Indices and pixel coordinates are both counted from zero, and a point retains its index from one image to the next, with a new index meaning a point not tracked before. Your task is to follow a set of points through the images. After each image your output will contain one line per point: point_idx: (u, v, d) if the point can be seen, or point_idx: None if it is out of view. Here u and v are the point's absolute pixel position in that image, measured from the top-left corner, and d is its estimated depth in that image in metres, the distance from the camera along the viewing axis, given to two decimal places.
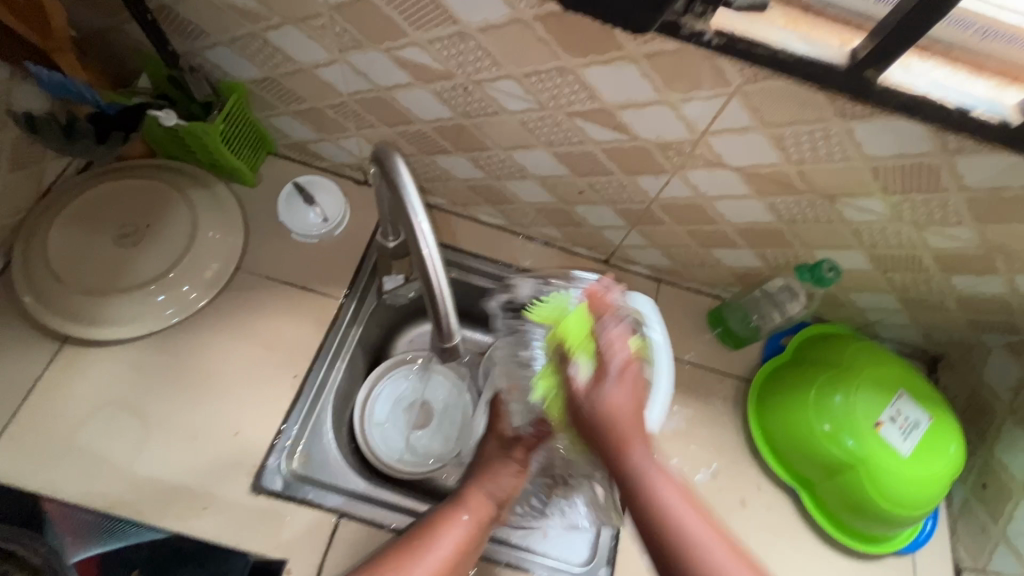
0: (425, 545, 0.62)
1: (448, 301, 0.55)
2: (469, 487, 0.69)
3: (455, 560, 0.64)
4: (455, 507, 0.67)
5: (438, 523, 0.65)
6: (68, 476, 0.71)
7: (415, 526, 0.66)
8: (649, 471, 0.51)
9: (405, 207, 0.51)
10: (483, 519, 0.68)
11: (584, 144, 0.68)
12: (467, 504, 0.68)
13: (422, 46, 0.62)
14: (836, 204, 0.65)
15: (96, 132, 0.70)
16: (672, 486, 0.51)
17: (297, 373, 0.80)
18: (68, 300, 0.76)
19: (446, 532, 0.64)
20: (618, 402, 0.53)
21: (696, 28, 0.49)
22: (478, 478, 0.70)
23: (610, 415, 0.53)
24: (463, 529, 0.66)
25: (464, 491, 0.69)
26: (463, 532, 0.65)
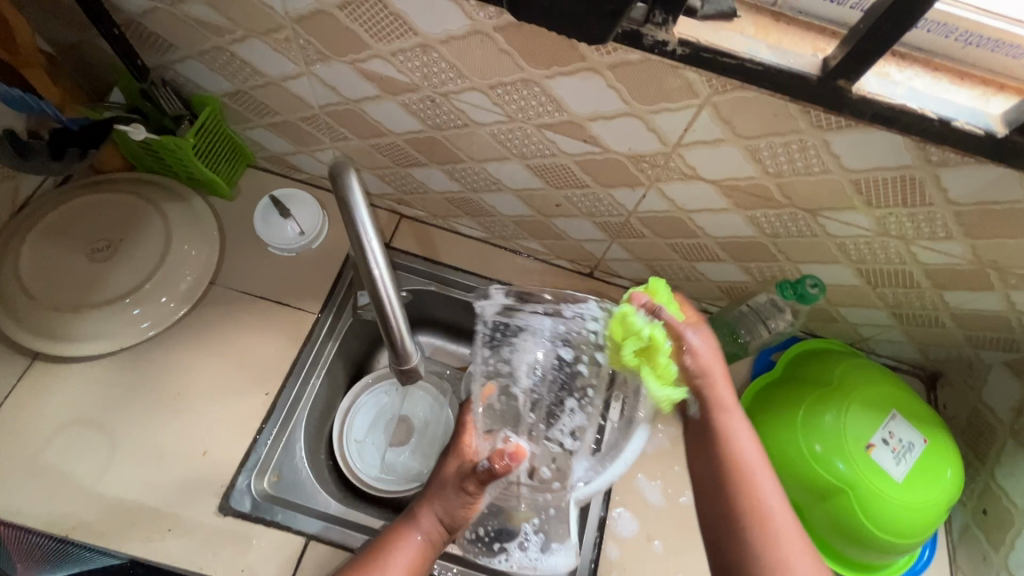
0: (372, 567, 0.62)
1: (401, 318, 0.55)
2: (426, 507, 0.67)
3: None
4: (409, 527, 0.65)
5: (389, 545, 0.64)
6: (33, 496, 0.69)
7: (370, 544, 0.65)
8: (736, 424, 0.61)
9: (357, 228, 0.50)
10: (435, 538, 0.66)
11: (557, 156, 0.66)
12: (421, 522, 0.66)
13: (386, 58, 0.60)
14: (818, 218, 0.63)
15: (50, 149, 0.68)
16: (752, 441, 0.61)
17: (268, 391, 0.79)
18: (38, 315, 0.75)
19: (396, 552, 0.63)
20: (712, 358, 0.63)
21: (658, 38, 0.47)
22: (433, 496, 0.67)
23: (707, 362, 0.63)
24: (414, 549, 0.64)
25: (418, 512, 0.66)
26: (415, 552, 0.64)
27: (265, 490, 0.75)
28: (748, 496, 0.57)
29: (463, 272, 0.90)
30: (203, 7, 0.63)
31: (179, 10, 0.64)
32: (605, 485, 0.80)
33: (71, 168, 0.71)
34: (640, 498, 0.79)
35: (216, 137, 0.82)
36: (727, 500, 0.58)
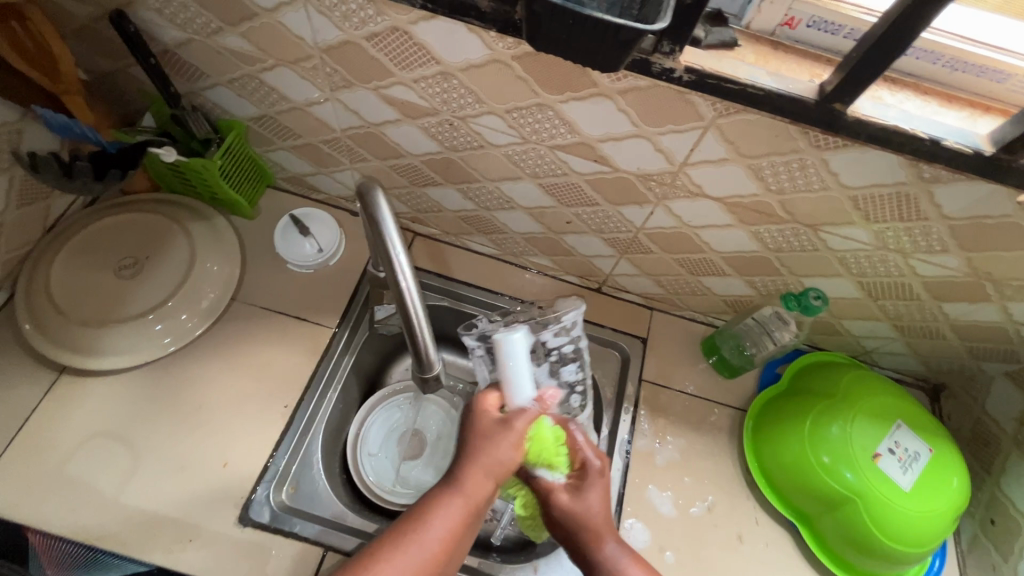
0: (417, 529, 0.56)
1: (424, 328, 0.57)
2: (472, 471, 0.61)
3: (452, 543, 0.57)
4: (455, 488, 0.60)
5: (435, 508, 0.58)
6: (57, 507, 0.71)
7: (411, 509, 0.59)
8: (618, 557, 0.63)
9: (385, 241, 0.53)
10: (485, 496, 0.61)
11: (568, 176, 0.70)
12: (468, 484, 0.60)
13: (408, 85, 0.64)
14: (818, 233, 0.66)
15: (93, 170, 0.73)
16: (638, 569, 0.62)
17: (287, 403, 0.81)
18: (66, 330, 0.78)
19: (442, 513, 0.58)
20: (595, 504, 0.66)
21: (666, 66, 0.50)
22: (478, 457, 0.62)
23: (582, 510, 0.65)
24: (460, 510, 0.59)
25: (463, 474, 0.61)
26: (463, 513, 0.59)
27: (283, 502, 0.76)
28: None
29: (474, 287, 0.93)
30: (236, 38, 0.67)
31: (214, 40, 0.68)
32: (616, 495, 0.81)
33: (111, 187, 0.76)
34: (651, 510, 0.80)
35: (241, 159, 0.86)
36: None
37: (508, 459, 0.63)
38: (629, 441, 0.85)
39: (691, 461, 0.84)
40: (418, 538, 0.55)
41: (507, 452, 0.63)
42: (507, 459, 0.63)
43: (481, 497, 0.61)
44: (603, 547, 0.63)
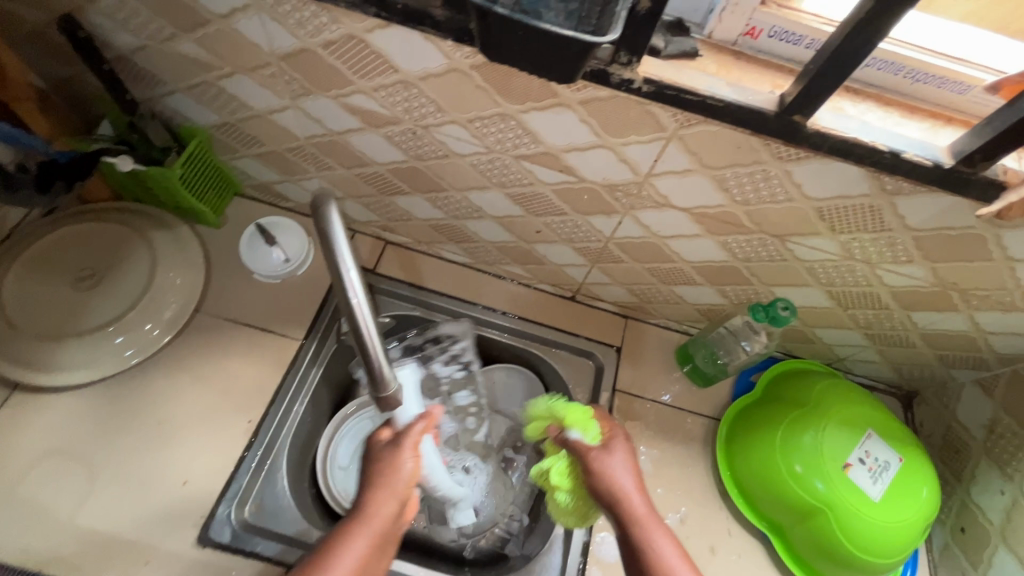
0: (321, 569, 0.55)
1: (378, 347, 0.55)
2: (372, 497, 0.60)
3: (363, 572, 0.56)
4: (358, 518, 0.59)
5: (337, 543, 0.57)
6: (6, 529, 0.68)
7: (319, 546, 0.58)
8: (643, 517, 0.61)
9: (335, 256, 0.51)
10: (393, 515, 0.60)
11: (535, 186, 0.69)
12: (369, 510, 0.59)
13: (368, 93, 0.63)
14: (786, 243, 0.65)
15: (36, 183, 0.74)
16: (665, 535, 0.60)
17: (251, 418, 0.79)
18: (19, 345, 0.75)
19: (347, 549, 0.56)
20: (618, 469, 0.64)
21: (625, 77, 0.49)
22: (377, 482, 0.62)
23: (607, 475, 0.64)
24: (366, 542, 0.57)
25: (365, 502, 0.60)
26: (370, 540, 0.58)
27: (245, 520, 0.74)
28: None
29: (446, 297, 0.92)
30: (192, 45, 0.65)
31: (168, 47, 0.66)
32: None
33: (58, 197, 0.78)
34: None
35: (204, 168, 0.84)
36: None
37: (407, 474, 0.63)
38: None
39: (665, 472, 0.83)
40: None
41: (403, 468, 0.63)
42: (403, 473, 0.62)
43: (390, 518, 0.60)
44: (631, 509, 0.61)
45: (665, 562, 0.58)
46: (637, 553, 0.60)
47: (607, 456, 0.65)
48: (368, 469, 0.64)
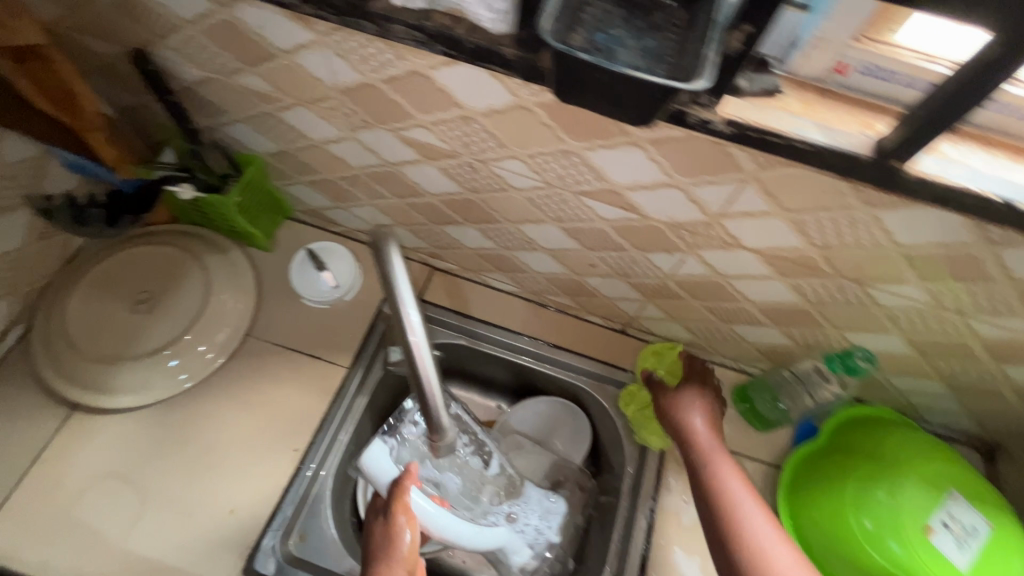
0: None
1: (436, 390, 0.52)
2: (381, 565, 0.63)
3: None
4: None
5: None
6: (62, 551, 0.70)
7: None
8: (706, 446, 0.70)
9: (396, 297, 0.49)
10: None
11: (594, 221, 0.66)
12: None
13: (427, 127, 0.62)
14: (866, 288, 0.60)
15: (107, 216, 0.80)
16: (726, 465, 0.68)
17: (297, 447, 0.78)
18: (80, 367, 0.77)
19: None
20: (683, 407, 0.74)
21: (703, 117, 0.46)
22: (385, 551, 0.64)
23: (674, 410, 0.75)
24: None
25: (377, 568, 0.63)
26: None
27: (289, 551, 0.74)
28: (719, 509, 0.64)
29: (493, 326, 0.90)
30: (255, 78, 0.65)
31: (233, 80, 0.67)
32: (639, 560, 0.77)
33: (124, 228, 0.84)
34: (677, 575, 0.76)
35: (258, 193, 0.84)
36: (710, 515, 0.65)
37: (409, 544, 0.64)
38: (654, 500, 0.80)
39: None
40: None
41: (405, 539, 0.64)
42: (404, 542, 0.63)
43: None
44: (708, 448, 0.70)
45: (731, 492, 0.65)
46: (707, 482, 0.67)
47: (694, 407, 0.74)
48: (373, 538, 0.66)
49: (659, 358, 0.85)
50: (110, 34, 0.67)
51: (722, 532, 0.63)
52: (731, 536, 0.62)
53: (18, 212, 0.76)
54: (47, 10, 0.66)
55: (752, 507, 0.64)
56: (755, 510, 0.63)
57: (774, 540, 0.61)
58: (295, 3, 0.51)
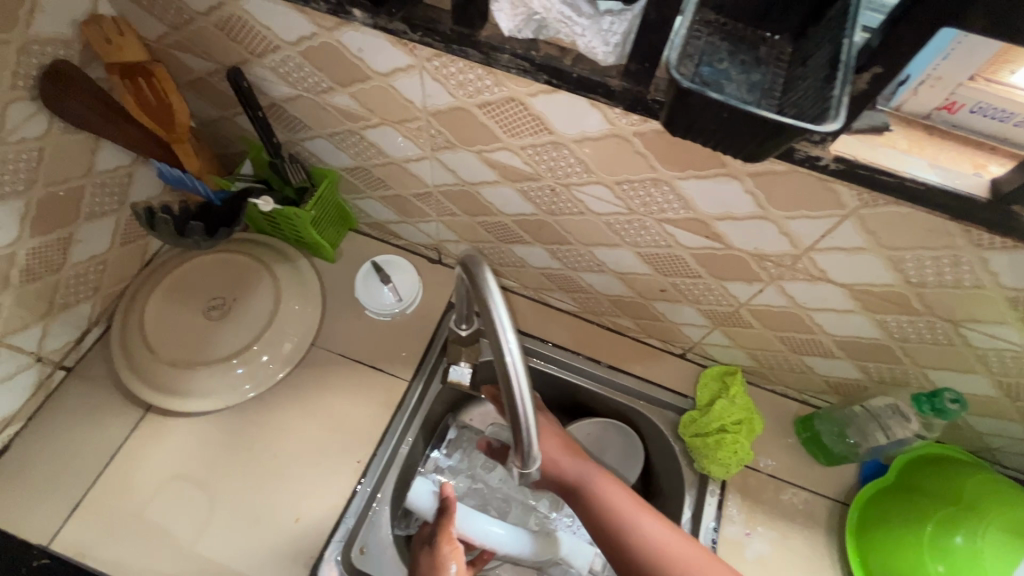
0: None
1: (530, 417, 0.50)
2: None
3: None
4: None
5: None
6: (135, 551, 0.71)
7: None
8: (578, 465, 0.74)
9: (494, 320, 0.49)
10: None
11: (672, 248, 0.66)
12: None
13: (514, 151, 0.63)
14: (958, 328, 0.59)
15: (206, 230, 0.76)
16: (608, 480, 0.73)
17: (360, 459, 0.79)
18: (154, 370, 0.79)
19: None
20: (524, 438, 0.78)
21: (812, 153, 0.46)
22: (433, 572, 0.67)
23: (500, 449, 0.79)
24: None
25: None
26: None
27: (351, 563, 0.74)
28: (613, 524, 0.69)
29: (552, 345, 0.90)
30: (345, 98, 0.67)
31: (323, 98, 0.69)
32: None
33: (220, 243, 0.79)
34: None
35: (330, 207, 0.86)
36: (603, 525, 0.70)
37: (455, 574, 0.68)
38: (716, 529, 0.79)
39: (784, 556, 0.78)
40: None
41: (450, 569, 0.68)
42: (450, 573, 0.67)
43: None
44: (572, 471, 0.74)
45: (617, 508, 0.70)
46: (589, 500, 0.72)
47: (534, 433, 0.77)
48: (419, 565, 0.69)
49: (722, 386, 0.84)
50: (207, 52, 0.70)
51: (619, 542, 0.68)
52: (623, 544, 0.67)
53: (106, 218, 0.79)
54: (151, 27, 0.69)
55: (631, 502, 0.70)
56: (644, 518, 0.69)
57: (658, 530, 0.67)
58: (403, 30, 0.52)
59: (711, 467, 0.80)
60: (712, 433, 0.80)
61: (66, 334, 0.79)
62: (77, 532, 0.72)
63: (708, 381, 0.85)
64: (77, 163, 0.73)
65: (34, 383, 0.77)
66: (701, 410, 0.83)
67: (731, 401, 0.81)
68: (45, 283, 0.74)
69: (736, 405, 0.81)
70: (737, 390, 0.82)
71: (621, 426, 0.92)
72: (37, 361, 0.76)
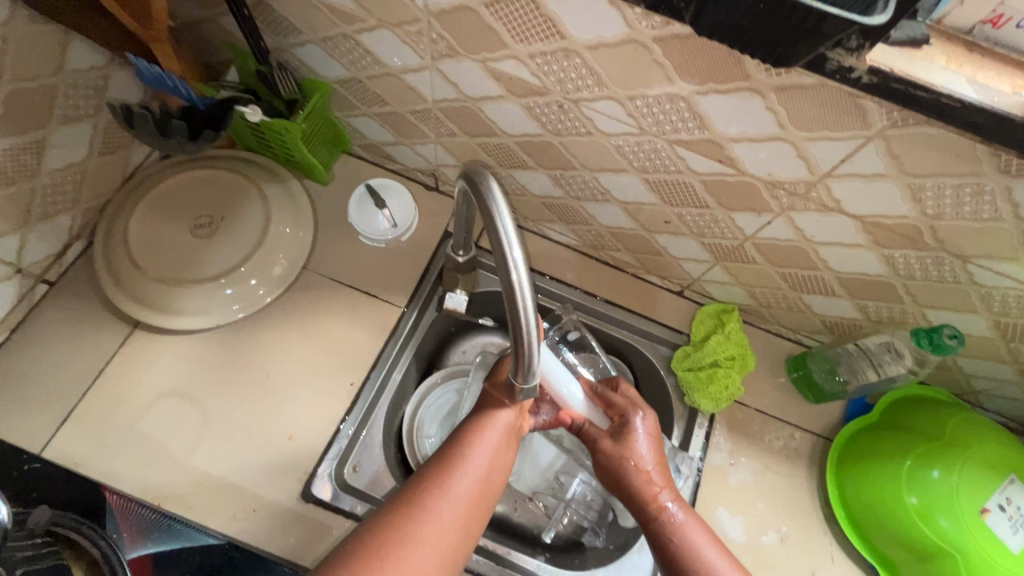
0: (459, 457, 0.56)
1: (533, 331, 0.50)
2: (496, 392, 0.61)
3: (493, 471, 0.57)
4: (483, 423, 0.59)
5: (461, 452, 0.56)
6: (128, 462, 0.71)
7: (451, 439, 0.59)
8: (637, 452, 0.65)
9: (499, 233, 0.47)
10: (505, 436, 0.59)
11: (682, 174, 0.63)
12: (477, 441, 0.57)
13: (521, 60, 0.59)
14: (966, 265, 0.58)
15: (188, 130, 0.70)
16: (661, 476, 0.64)
17: (353, 381, 0.79)
18: (141, 285, 0.76)
19: (481, 440, 0.57)
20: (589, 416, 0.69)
21: (845, 64, 0.43)
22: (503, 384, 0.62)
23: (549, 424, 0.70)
24: (496, 438, 0.58)
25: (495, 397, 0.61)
26: (503, 430, 0.59)
27: (344, 480, 0.75)
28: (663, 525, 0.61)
29: (549, 278, 0.88)
30: None
31: None
32: None
33: (204, 147, 0.73)
34: (719, 533, 0.76)
35: (323, 124, 0.81)
36: (658, 544, 0.61)
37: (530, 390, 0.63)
38: (702, 458, 0.81)
39: (769, 485, 0.80)
40: (462, 469, 0.55)
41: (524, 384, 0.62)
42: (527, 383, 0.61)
43: (509, 426, 0.60)
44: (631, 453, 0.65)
45: (672, 514, 0.61)
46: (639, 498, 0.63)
47: (602, 431, 0.67)
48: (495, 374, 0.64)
49: (718, 323, 0.83)
50: None
51: (664, 543, 0.60)
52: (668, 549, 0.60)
53: (83, 123, 0.74)
54: None
55: (699, 534, 0.60)
56: (696, 529, 0.60)
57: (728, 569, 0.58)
58: None
59: (699, 402, 0.81)
60: (704, 368, 0.81)
61: (47, 245, 0.76)
62: (67, 441, 0.71)
63: (707, 316, 0.85)
64: (47, 57, 0.67)
65: (15, 295, 0.74)
66: (695, 344, 0.84)
67: (727, 336, 0.81)
68: (20, 189, 0.70)
69: (731, 340, 0.81)
70: (733, 326, 0.82)
71: (614, 360, 0.91)
72: (17, 272, 0.74)
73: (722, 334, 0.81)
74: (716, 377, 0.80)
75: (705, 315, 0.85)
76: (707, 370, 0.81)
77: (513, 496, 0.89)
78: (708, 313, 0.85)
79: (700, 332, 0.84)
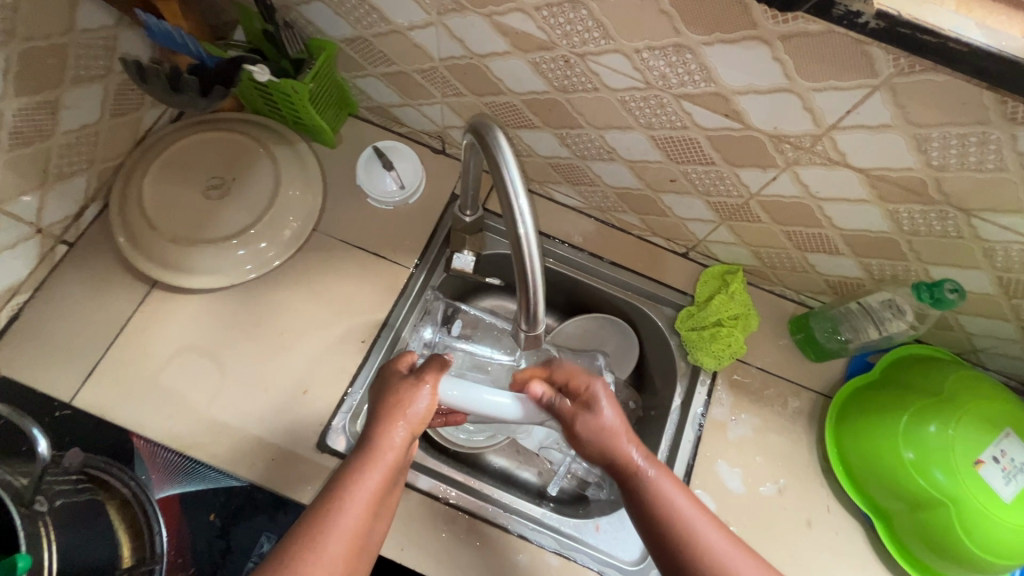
0: (332, 515, 0.49)
1: (538, 280, 0.53)
2: (379, 428, 0.55)
3: (368, 524, 0.51)
4: (362, 469, 0.52)
5: (337, 506, 0.50)
6: (151, 413, 0.75)
7: (322, 492, 0.52)
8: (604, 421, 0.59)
9: (506, 184, 0.49)
10: (386, 479, 0.53)
11: (687, 130, 0.63)
12: (353, 492, 0.51)
13: (527, 13, 0.58)
14: (970, 218, 0.58)
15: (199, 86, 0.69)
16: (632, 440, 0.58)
17: (364, 339, 0.81)
18: (157, 246, 0.78)
19: (358, 488, 0.51)
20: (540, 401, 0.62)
21: (853, 9, 0.43)
22: (385, 415, 0.56)
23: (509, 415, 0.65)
24: (376, 482, 0.52)
25: (375, 435, 0.55)
26: (385, 473, 0.53)
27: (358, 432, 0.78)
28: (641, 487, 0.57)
29: (556, 241, 0.89)
30: None
31: None
32: (685, 466, 0.81)
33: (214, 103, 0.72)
34: (718, 484, 0.79)
35: (330, 85, 0.82)
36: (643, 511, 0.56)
37: (417, 416, 0.57)
38: (703, 414, 0.83)
39: (768, 440, 0.82)
40: (336, 528, 0.49)
41: (411, 411, 0.56)
42: (416, 411, 0.57)
43: (390, 467, 0.54)
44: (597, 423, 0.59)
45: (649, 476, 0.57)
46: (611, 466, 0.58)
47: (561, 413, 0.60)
48: (379, 400, 0.58)
49: (722, 284, 0.84)
50: None
51: (645, 506, 0.56)
52: (650, 510, 0.56)
53: (94, 84, 0.75)
54: None
55: (678, 490, 0.57)
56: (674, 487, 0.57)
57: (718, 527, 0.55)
58: None
59: (701, 359, 0.83)
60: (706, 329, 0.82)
61: (64, 206, 0.78)
62: (93, 393, 0.75)
63: (712, 277, 0.86)
64: (57, 17, 0.68)
65: (36, 254, 0.77)
66: (698, 305, 0.85)
67: (730, 296, 0.82)
68: (36, 150, 0.71)
69: (735, 300, 0.82)
70: (737, 287, 0.82)
71: (618, 324, 0.94)
72: (38, 232, 0.76)
73: (728, 295, 0.82)
74: (718, 337, 0.81)
75: (708, 277, 0.86)
76: (711, 329, 0.82)
77: (518, 450, 0.93)
78: (712, 274, 0.86)
79: (705, 292, 0.85)
